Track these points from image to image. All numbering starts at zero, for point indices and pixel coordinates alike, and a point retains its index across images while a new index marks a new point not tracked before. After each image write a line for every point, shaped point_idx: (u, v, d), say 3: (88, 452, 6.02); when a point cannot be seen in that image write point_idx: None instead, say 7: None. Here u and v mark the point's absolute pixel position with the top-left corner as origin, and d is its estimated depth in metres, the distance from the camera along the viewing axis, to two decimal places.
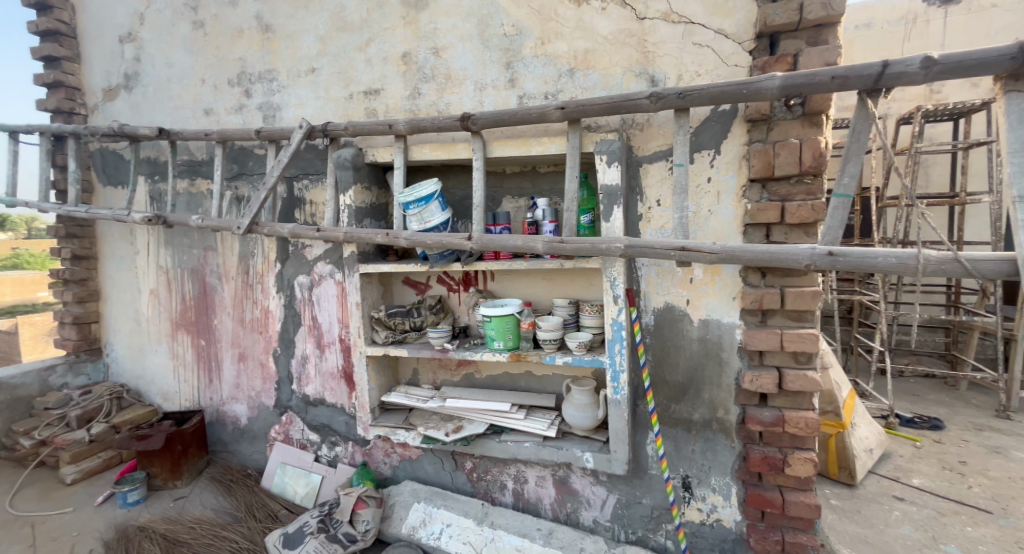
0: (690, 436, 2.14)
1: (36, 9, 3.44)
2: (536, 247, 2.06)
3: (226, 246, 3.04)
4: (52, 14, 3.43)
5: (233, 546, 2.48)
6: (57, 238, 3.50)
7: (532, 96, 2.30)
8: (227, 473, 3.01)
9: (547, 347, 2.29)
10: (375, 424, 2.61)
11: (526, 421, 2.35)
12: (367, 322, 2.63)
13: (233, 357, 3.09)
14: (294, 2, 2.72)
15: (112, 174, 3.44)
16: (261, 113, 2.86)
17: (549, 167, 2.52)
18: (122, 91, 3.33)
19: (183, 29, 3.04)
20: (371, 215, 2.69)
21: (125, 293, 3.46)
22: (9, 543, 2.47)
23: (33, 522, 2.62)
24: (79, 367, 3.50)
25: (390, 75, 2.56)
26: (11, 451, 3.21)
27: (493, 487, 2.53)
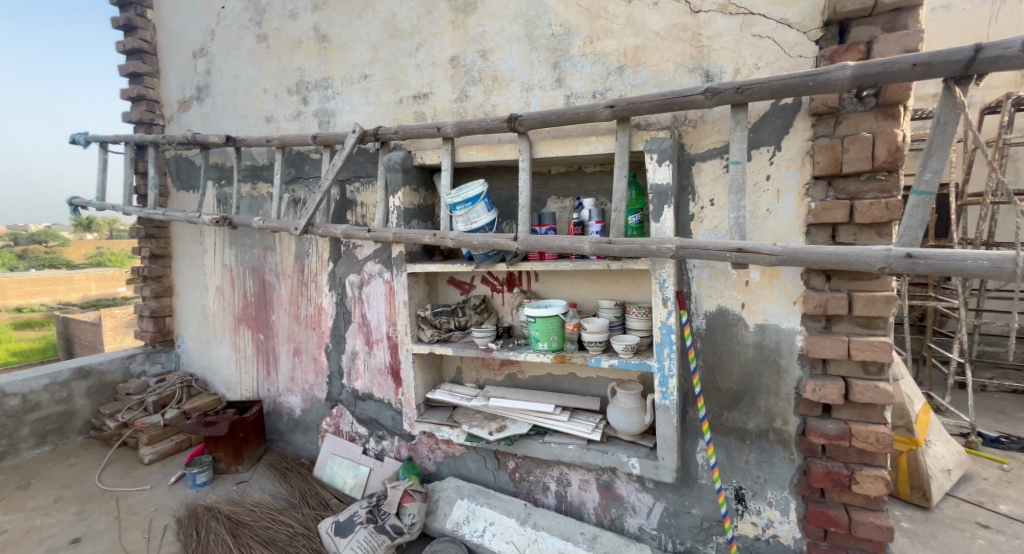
0: (744, 447, 2.05)
1: (123, 31, 3.78)
2: (583, 247, 2.04)
3: (284, 246, 3.20)
4: (136, 33, 3.75)
5: (288, 530, 2.60)
6: (137, 238, 3.82)
7: (580, 95, 2.28)
8: (282, 461, 3.17)
9: (592, 348, 2.27)
10: (420, 420, 2.66)
11: (570, 424, 2.33)
12: (414, 320, 2.70)
13: (290, 350, 3.24)
14: (350, 12, 2.83)
15: (185, 179, 3.71)
16: (317, 119, 2.99)
17: (595, 166, 2.49)
18: (194, 102, 3.58)
19: (248, 43, 3.24)
20: (419, 216, 2.75)
21: (194, 289, 3.72)
22: (96, 515, 2.70)
23: (117, 497, 2.86)
24: (155, 356, 3.82)
25: (439, 79, 2.61)
26: (97, 431, 3.49)
27: (536, 489, 2.52)
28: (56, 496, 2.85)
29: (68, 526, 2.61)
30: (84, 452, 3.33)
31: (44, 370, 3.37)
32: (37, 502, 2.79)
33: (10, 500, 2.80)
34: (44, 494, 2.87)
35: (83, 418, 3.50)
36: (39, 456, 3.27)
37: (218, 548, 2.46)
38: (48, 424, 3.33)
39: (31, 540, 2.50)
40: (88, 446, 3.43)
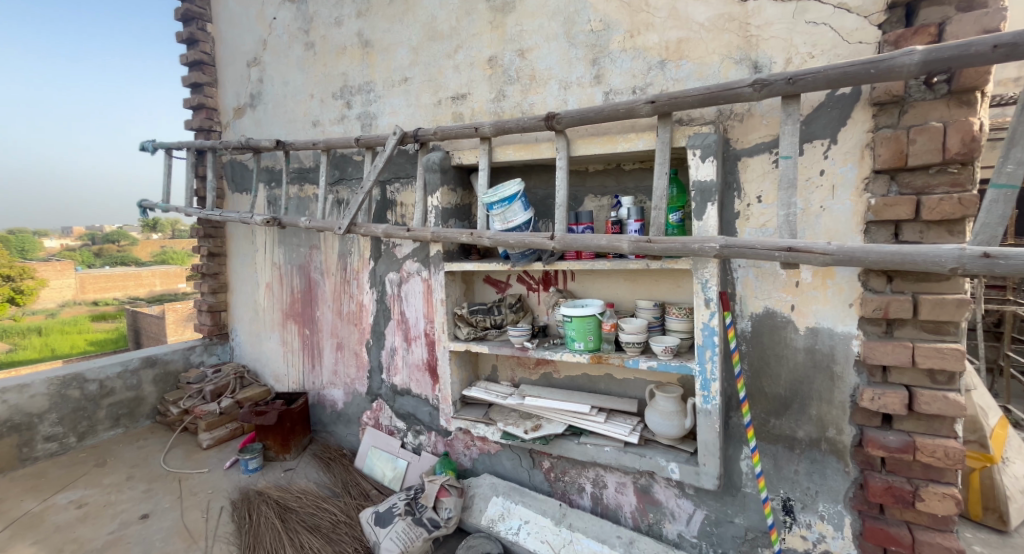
0: (793, 456, 1.96)
1: (186, 44, 4.01)
2: (621, 246, 2.00)
3: (328, 245, 3.30)
4: (197, 46, 3.97)
5: (332, 518, 2.68)
6: (196, 237, 4.05)
7: (619, 91, 2.23)
8: (326, 452, 3.29)
9: (629, 349, 2.22)
10: (457, 416, 2.69)
11: (607, 425, 2.29)
12: (451, 318, 2.73)
13: (333, 345, 3.35)
14: (391, 16, 2.89)
15: (238, 182, 3.90)
16: (359, 123, 3.08)
17: (634, 164, 2.44)
18: (248, 109, 3.75)
19: (297, 51, 3.36)
20: (456, 216, 2.78)
21: (246, 285, 3.90)
22: (162, 493, 2.87)
23: (179, 478, 3.03)
24: (212, 348, 4.05)
25: (477, 79, 2.62)
26: (162, 417, 3.70)
27: (571, 489, 2.50)
28: (127, 475, 3.05)
29: (137, 502, 2.79)
30: (151, 435, 3.55)
31: (117, 357, 3.61)
32: (111, 479, 2.99)
33: (88, 476, 3.02)
34: (117, 472, 3.08)
35: (150, 404, 3.73)
36: (113, 437, 3.50)
37: (268, 531, 2.56)
38: (121, 408, 3.55)
39: (105, 514, 2.68)
40: (155, 429, 3.64)
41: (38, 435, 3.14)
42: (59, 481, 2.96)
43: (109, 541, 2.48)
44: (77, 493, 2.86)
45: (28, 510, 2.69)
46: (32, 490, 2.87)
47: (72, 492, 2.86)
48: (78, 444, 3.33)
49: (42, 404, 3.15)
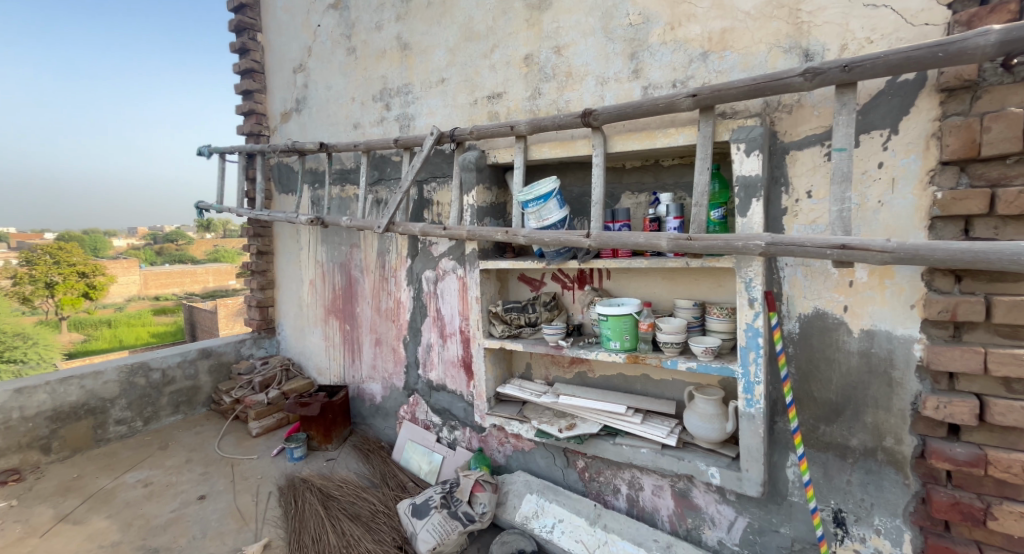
0: (845, 465, 1.86)
1: (238, 53, 4.21)
2: (660, 244, 1.95)
3: (368, 243, 3.39)
4: (249, 55, 4.15)
5: (371, 507, 2.75)
6: (246, 236, 4.25)
7: (658, 85, 2.18)
8: (365, 443, 3.38)
9: (667, 350, 2.16)
10: (491, 412, 2.70)
11: (643, 426, 2.25)
12: (485, 315, 2.74)
13: (372, 341, 3.44)
14: (429, 19, 2.92)
15: (285, 183, 4.05)
16: (398, 124, 3.13)
17: (673, 160, 2.37)
18: (294, 113, 3.89)
19: (340, 56, 3.46)
20: (491, 214, 2.79)
21: (291, 282, 4.06)
22: (217, 477, 3.03)
23: (232, 463, 3.18)
24: (260, 341, 4.23)
25: (513, 78, 2.62)
26: (216, 405, 3.90)
27: (606, 490, 2.46)
28: (187, 458, 3.22)
29: (195, 484, 2.94)
30: (207, 422, 3.74)
31: (177, 348, 3.83)
32: (173, 461, 3.17)
33: (153, 458, 3.21)
34: (178, 455, 3.27)
35: (206, 392, 3.93)
36: (174, 422, 3.71)
37: (312, 516, 2.65)
38: (181, 396, 3.76)
39: (168, 493, 2.85)
40: (211, 416, 3.83)
41: (110, 418, 3.36)
42: (128, 461, 3.17)
43: (171, 518, 2.64)
44: (143, 473, 3.04)
45: (102, 486, 2.89)
46: (105, 468, 3.08)
47: (140, 472, 3.05)
48: (144, 428, 3.55)
49: (114, 390, 3.37)
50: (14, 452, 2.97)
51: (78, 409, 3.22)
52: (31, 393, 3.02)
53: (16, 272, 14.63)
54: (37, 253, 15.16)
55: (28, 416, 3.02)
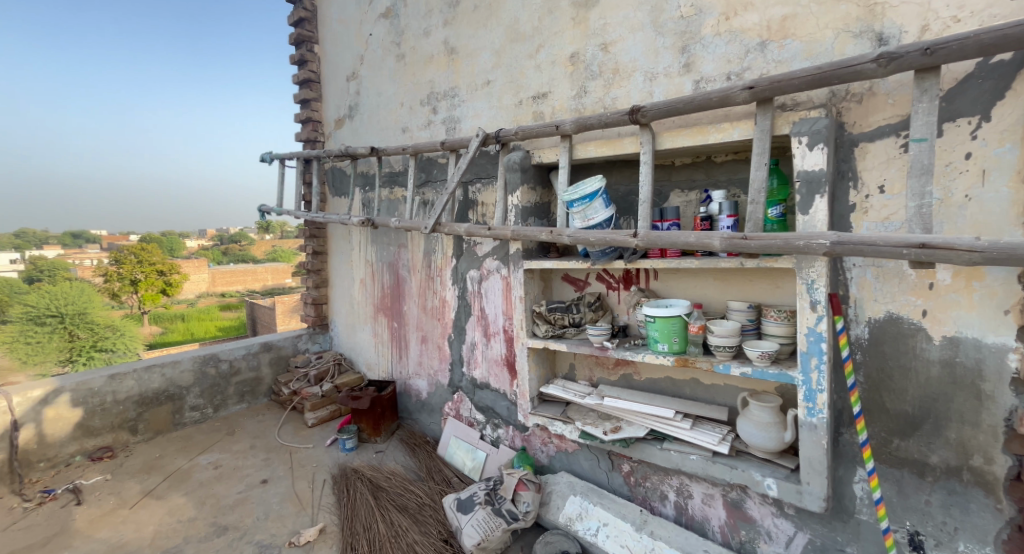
0: (923, 484, 1.72)
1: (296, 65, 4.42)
2: (712, 243, 1.87)
3: (415, 243, 3.46)
4: (306, 66, 4.35)
5: (417, 500, 2.80)
6: (303, 237, 4.46)
7: (711, 79, 2.09)
8: (412, 438, 3.46)
9: (719, 353, 2.08)
10: (534, 412, 2.69)
11: (693, 432, 2.17)
12: (529, 315, 2.73)
13: (418, 338, 3.51)
14: (475, 22, 2.95)
15: (338, 187, 4.22)
16: (445, 127, 3.18)
17: (726, 155, 2.28)
18: (347, 120, 4.04)
19: (390, 63, 3.56)
20: (535, 214, 2.78)
21: (343, 280, 4.22)
22: (277, 463, 3.19)
23: (291, 451, 3.34)
24: (315, 337, 4.43)
25: (558, 78, 2.59)
26: (276, 396, 4.10)
27: (653, 496, 2.39)
28: (251, 444, 3.42)
29: (258, 468, 3.11)
30: (268, 411, 3.94)
31: (242, 342, 4.06)
32: (239, 446, 3.37)
33: (222, 443, 3.43)
34: (243, 440, 3.47)
35: (268, 384, 4.14)
36: (240, 410, 3.94)
37: (363, 505, 2.74)
38: (245, 386, 3.98)
39: (235, 476, 3.03)
40: (271, 406, 4.04)
41: (186, 404, 3.61)
42: (201, 444, 3.39)
43: (237, 499, 2.80)
44: (214, 456, 3.25)
45: (179, 466, 3.11)
46: (182, 450, 3.32)
47: (210, 455, 3.26)
48: (214, 414, 3.79)
49: (189, 379, 3.61)
50: (107, 431, 3.25)
51: (159, 395, 3.47)
52: (121, 379, 3.30)
53: (106, 271, 16.18)
54: (124, 253, 16.71)
55: (119, 399, 3.29)
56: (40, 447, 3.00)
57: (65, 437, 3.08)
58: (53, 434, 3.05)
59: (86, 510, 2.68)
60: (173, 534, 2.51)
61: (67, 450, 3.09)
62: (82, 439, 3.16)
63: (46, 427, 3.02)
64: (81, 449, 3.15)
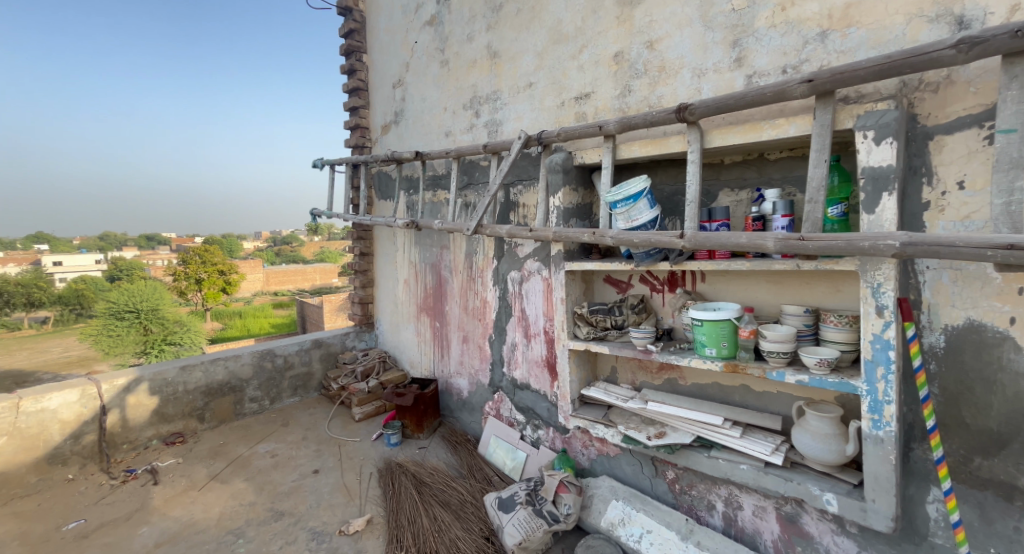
0: (1010, 509, 1.57)
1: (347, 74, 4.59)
2: (765, 245, 1.79)
3: (457, 244, 3.51)
4: (356, 75, 4.50)
5: (459, 496, 2.84)
6: (351, 239, 4.62)
7: (765, 73, 2.01)
8: (453, 435, 3.51)
9: (772, 360, 1.98)
10: (575, 415, 2.66)
11: (743, 441, 2.09)
12: (570, 317, 2.71)
13: (460, 338, 3.56)
14: (518, 26, 2.96)
15: (384, 190, 4.34)
16: (487, 130, 3.21)
17: (780, 152, 2.17)
18: (392, 125, 4.15)
19: (434, 69, 3.63)
20: (577, 215, 2.76)
21: (388, 281, 4.33)
22: (328, 454, 3.31)
23: (339, 443, 3.47)
24: (362, 335, 4.58)
25: (602, 77, 2.56)
26: (325, 390, 4.27)
27: (699, 505, 2.31)
28: (303, 435, 3.57)
29: (310, 459, 3.25)
30: (318, 404, 4.10)
31: (295, 338, 4.25)
32: (293, 437, 3.53)
33: (278, 433, 3.60)
34: (297, 432, 3.63)
35: (318, 378, 4.31)
36: (293, 403, 4.12)
37: (407, 499, 2.80)
38: (298, 380, 4.16)
39: (290, 465, 3.18)
40: (321, 400, 4.20)
41: (246, 396, 3.82)
42: (259, 434, 3.57)
43: (293, 486, 2.93)
44: (271, 445, 3.42)
45: (240, 454, 3.29)
46: (243, 438, 3.51)
47: (268, 444, 3.43)
48: (271, 406, 3.98)
49: (249, 372, 3.81)
50: (179, 418, 3.49)
51: (223, 386, 3.68)
52: (191, 370, 3.53)
53: (175, 271, 17.44)
54: (190, 254, 17.94)
55: (189, 389, 3.52)
56: (123, 430, 3.25)
57: (143, 422, 3.33)
58: (134, 419, 3.29)
59: (162, 490, 2.89)
60: (236, 516, 2.66)
61: (145, 434, 3.34)
62: (158, 424, 3.40)
63: (128, 412, 3.27)
64: (157, 434, 3.39)
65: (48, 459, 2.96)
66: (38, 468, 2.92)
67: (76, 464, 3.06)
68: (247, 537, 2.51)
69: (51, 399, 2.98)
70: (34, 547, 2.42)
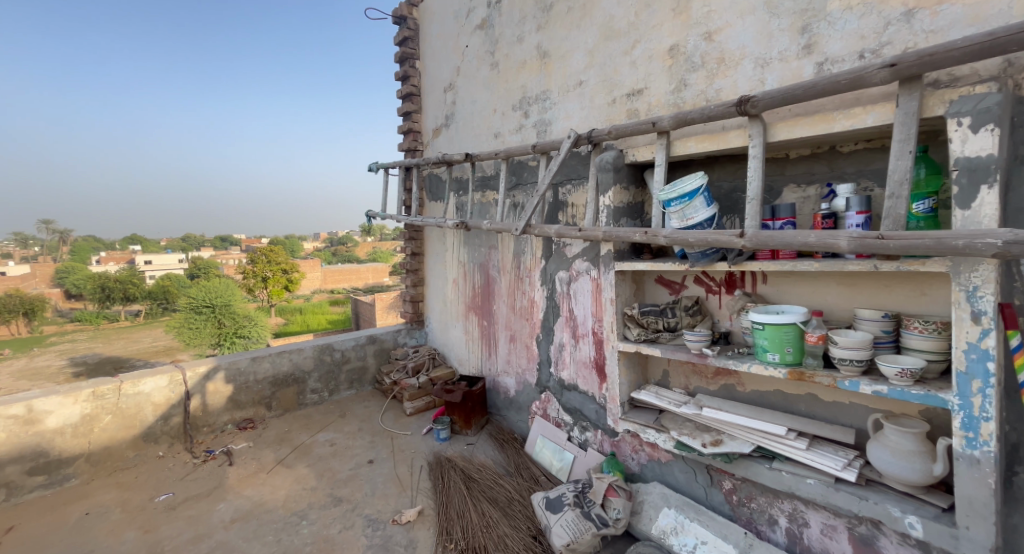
0: None
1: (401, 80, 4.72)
2: (837, 244, 1.66)
3: (505, 244, 3.51)
4: (409, 80, 4.61)
5: (507, 494, 2.84)
6: (403, 240, 4.74)
7: (838, 59, 1.87)
8: (501, 433, 3.52)
9: (843, 368, 1.84)
10: (624, 417, 2.58)
11: (809, 454, 1.95)
12: (620, 318, 2.63)
13: (507, 337, 3.56)
14: (569, 24, 2.92)
15: (434, 192, 4.43)
16: (536, 130, 3.19)
17: (855, 144, 2.01)
18: (443, 129, 4.22)
19: (484, 71, 3.65)
20: (628, 215, 2.69)
21: (438, 280, 4.41)
22: (381, 446, 3.41)
23: (392, 436, 3.56)
24: (413, 332, 4.69)
25: (655, 73, 2.47)
26: (379, 384, 4.40)
27: (760, 519, 2.19)
28: (359, 426, 3.70)
29: (366, 449, 3.36)
30: (372, 397, 4.24)
31: (351, 334, 4.41)
32: (350, 428, 3.67)
33: (336, 423, 3.75)
34: (353, 423, 3.76)
35: (372, 373, 4.46)
36: (350, 396, 4.28)
37: (456, 493, 2.83)
38: (354, 374, 4.32)
39: (347, 454, 3.30)
40: (375, 394, 4.34)
41: (307, 387, 4.00)
42: (319, 423, 3.74)
43: (350, 474, 3.05)
44: (330, 434, 3.57)
45: (303, 441, 3.46)
46: (305, 427, 3.68)
47: (327, 433, 3.58)
48: (329, 398, 4.16)
49: (311, 364, 4.00)
50: (250, 405, 3.71)
51: (288, 377, 3.88)
52: (260, 361, 3.75)
53: (245, 270, 18.69)
54: (258, 255, 19.17)
55: (258, 379, 3.74)
56: (203, 414, 3.49)
57: (220, 408, 3.57)
58: (213, 404, 3.53)
59: (236, 470, 3.08)
60: (300, 499, 2.79)
61: (222, 418, 3.58)
62: (232, 410, 3.63)
63: (208, 398, 3.51)
64: (232, 419, 3.62)
65: (142, 437, 3.23)
66: (134, 445, 3.20)
67: (165, 443, 3.32)
68: (310, 519, 2.63)
69: (146, 383, 3.24)
70: (130, 515, 2.65)
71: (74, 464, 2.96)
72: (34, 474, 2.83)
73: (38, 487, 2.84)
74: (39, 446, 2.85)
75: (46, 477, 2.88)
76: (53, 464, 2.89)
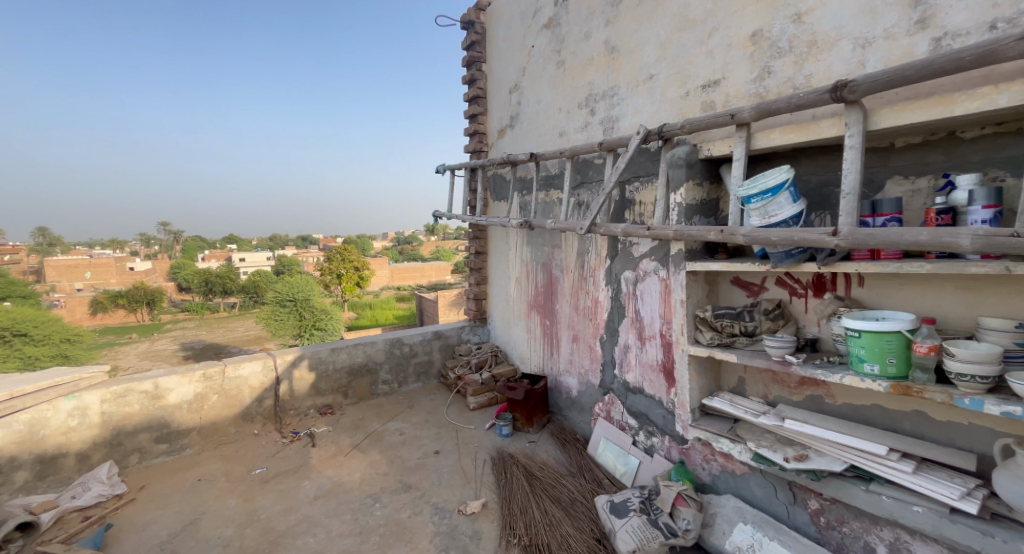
0: None
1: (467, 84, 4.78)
2: (958, 243, 1.46)
3: (569, 243, 3.44)
4: (476, 83, 4.67)
5: (570, 494, 2.79)
6: (467, 239, 4.82)
7: (960, 34, 1.65)
8: (563, 433, 3.47)
9: (960, 384, 1.61)
10: (696, 425, 2.44)
11: (917, 478, 1.74)
12: (691, 321, 2.49)
13: (570, 337, 3.51)
14: (639, 17, 2.80)
15: (498, 192, 4.46)
16: (603, 127, 3.11)
17: (981, 128, 1.76)
18: (508, 129, 4.23)
19: (550, 70, 3.60)
20: (701, 213, 2.54)
21: (501, 279, 4.43)
22: (447, 438, 3.49)
23: (457, 429, 3.63)
24: (476, 329, 4.75)
25: (735, 61, 2.30)
26: (443, 378, 4.50)
27: (851, 545, 1.98)
28: (426, 418, 3.80)
29: (433, 439, 3.45)
30: (437, 391, 4.35)
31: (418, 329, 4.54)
32: (418, 418, 3.79)
33: (405, 413, 3.88)
34: (420, 414, 3.88)
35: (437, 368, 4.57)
36: (417, 388, 4.41)
37: (519, 489, 2.83)
38: (421, 367, 4.44)
39: (416, 443, 3.41)
40: (440, 388, 4.45)
41: (379, 378, 4.18)
42: (390, 413, 3.89)
43: (418, 463, 3.14)
44: (400, 424, 3.70)
45: (375, 428, 3.62)
46: (377, 415, 3.85)
47: (397, 423, 3.71)
48: (399, 389, 4.31)
49: (381, 357, 4.17)
50: (329, 392, 3.94)
51: (361, 368, 4.08)
52: (338, 352, 3.96)
53: (323, 267, 20.00)
54: (334, 253, 20.38)
55: (336, 368, 3.96)
56: (291, 398, 3.74)
57: (304, 393, 3.81)
58: (299, 390, 3.78)
59: (318, 451, 3.28)
60: (374, 482, 2.92)
61: (306, 403, 3.82)
62: (314, 396, 3.87)
63: (294, 384, 3.76)
64: (314, 404, 3.86)
65: (241, 416, 3.53)
66: (235, 422, 3.50)
67: (259, 422, 3.60)
68: (383, 503, 2.74)
69: (244, 368, 3.53)
70: (232, 485, 2.90)
71: (188, 436, 3.29)
72: (158, 442, 3.18)
73: (161, 454, 3.19)
74: (162, 418, 3.19)
75: (167, 445, 3.21)
76: (172, 434, 3.23)
